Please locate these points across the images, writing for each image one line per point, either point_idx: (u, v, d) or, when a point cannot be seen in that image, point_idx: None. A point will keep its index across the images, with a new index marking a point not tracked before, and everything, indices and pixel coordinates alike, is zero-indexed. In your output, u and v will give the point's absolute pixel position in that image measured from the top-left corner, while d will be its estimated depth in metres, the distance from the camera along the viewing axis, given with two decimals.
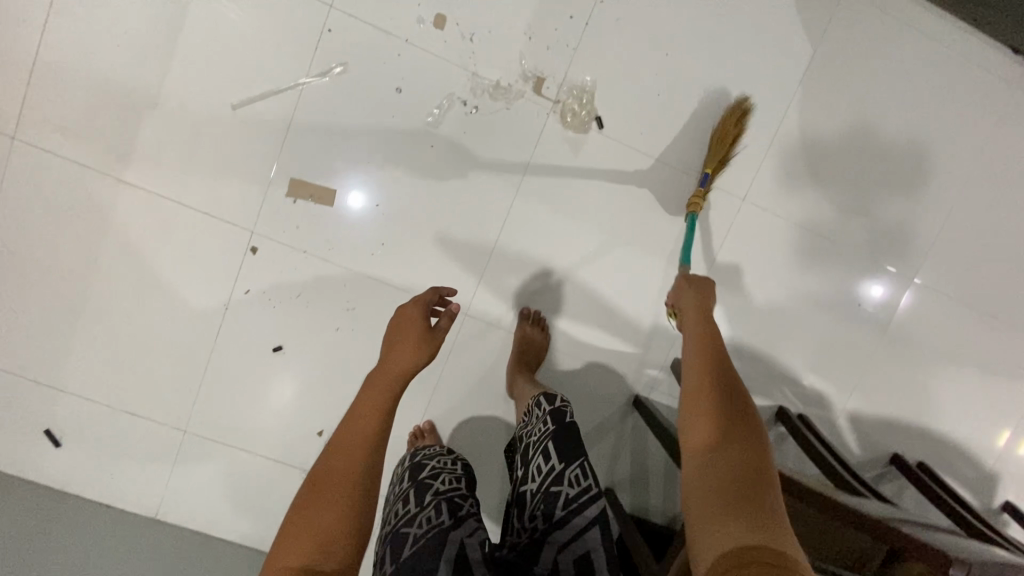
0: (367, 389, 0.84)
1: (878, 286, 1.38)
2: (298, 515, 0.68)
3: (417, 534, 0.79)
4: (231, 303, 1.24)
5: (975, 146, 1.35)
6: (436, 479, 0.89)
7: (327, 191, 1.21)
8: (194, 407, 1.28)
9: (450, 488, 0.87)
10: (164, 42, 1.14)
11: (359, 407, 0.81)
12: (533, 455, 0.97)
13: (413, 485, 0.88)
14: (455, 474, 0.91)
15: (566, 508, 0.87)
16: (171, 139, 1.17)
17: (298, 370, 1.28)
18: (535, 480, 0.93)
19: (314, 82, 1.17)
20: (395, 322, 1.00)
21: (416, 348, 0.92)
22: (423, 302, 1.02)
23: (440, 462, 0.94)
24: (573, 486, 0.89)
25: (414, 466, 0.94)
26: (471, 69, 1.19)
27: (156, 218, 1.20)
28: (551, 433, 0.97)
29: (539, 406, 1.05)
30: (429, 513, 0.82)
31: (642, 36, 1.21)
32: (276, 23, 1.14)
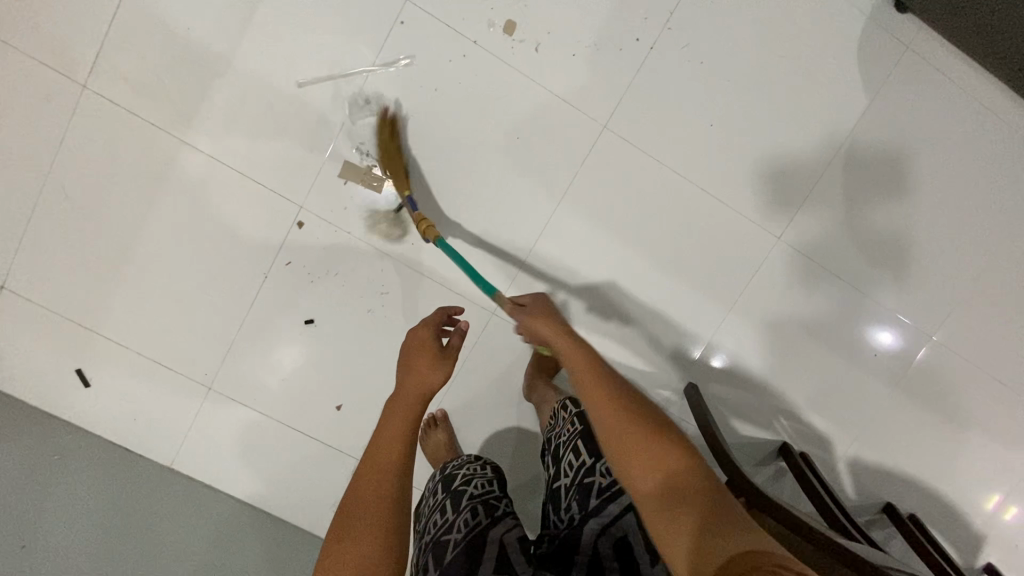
0: (388, 413, 0.87)
1: (885, 334, 1.41)
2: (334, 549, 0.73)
3: (457, 538, 0.90)
4: (271, 272, 1.28)
5: (1008, 216, 1.37)
6: (470, 484, 0.99)
7: (379, 176, 1.24)
8: (222, 367, 1.32)
9: (485, 492, 0.97)
10: (240, 13, 1.16)
11: (381, 434, 0.85)
12: (564, 453, 1.05)
13: (448, 496, 0.98)
14: (487, 476, 1.01)
15: (601, 496, 0.95)
16: (235, 106, 1.20)
17: (325, 345, 1.32)
18: (567, 475, 1.01)
19: (380, 71, 1.19)
20: (408, 342, 0.99)
21: (432, 369, 0.93)
22: (433, 323, 1.02)
23: (470, 468, 1.04)
24: (605, 477, 0.97)
25: (447, 477, 1.04)
26: (532, 78, 1.21)
27: (211, 180, 1.23)
28: (579, 433, 1.05)
29: (563, 408, 1.13)
30: (466, 516, 0.92)
31: (704, 67, 1.23)
32: (350, 9, 1.17)
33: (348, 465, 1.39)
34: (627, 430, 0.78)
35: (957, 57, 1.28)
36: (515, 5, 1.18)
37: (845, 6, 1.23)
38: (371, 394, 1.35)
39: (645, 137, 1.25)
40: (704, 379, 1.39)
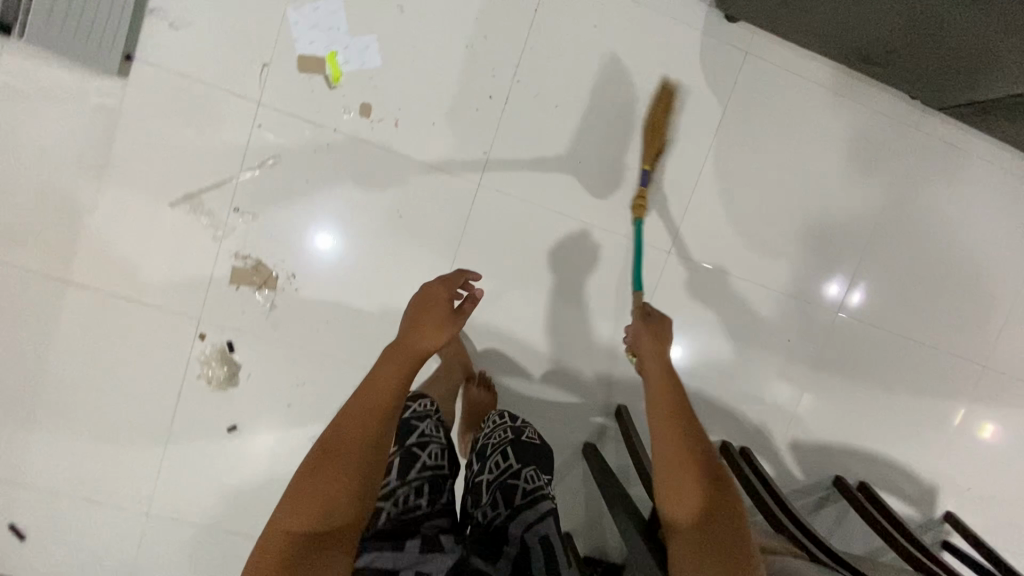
0: (387, 360, 0.81)
1: (837, 285, 1.46)
2: (306, 479, 0.70)
3: (392, 509, 0.89)
4: (185, 388, 1.28)
5: (880, 185, 1.43)
6: (423, 451, 1.01)
7: (269, 274, 1.25)
8: (157, 490, 1.31)
9: (434, 466, 1.00)
10: (100, 149, 1.18)
11: (374, 377, 0.79)
12: (492, 455, 1.09)
13: (400, 452, 1.00)
14: (440, 448, 1.04)
15: (525, 497, 0.96)
16: (115, 236, 1.21)
17: (255, 446, 1.32)
18: (493, 472, 1.04)
19: (248, 175, 1.22)
20: (418, 298, 0.92)
21: (440, 329, 0.87)
22: (448, 286, 0.95)
23: (428, 428, 1.07)
24: (529, 481, 1.00)
25: (404, 427, 1.06)
26: (399, 152, 1.25)
27: (106, 312, 1.24)
28: (510, 440, 1.10)
29: (500, 417, 1.20)
30: (409, 490, 0.93)
31: (561, 109, 1.28)
32: (207, 124, 1.19)
33: None
34: (681, 455, 0.80)
35: (797, 50, 1.35)
36: (366, 87, 1.21)
37: (680, 27, 1.29)
38: None
39: (520, 184, 1.29)
40: (635, 399, 1.41)
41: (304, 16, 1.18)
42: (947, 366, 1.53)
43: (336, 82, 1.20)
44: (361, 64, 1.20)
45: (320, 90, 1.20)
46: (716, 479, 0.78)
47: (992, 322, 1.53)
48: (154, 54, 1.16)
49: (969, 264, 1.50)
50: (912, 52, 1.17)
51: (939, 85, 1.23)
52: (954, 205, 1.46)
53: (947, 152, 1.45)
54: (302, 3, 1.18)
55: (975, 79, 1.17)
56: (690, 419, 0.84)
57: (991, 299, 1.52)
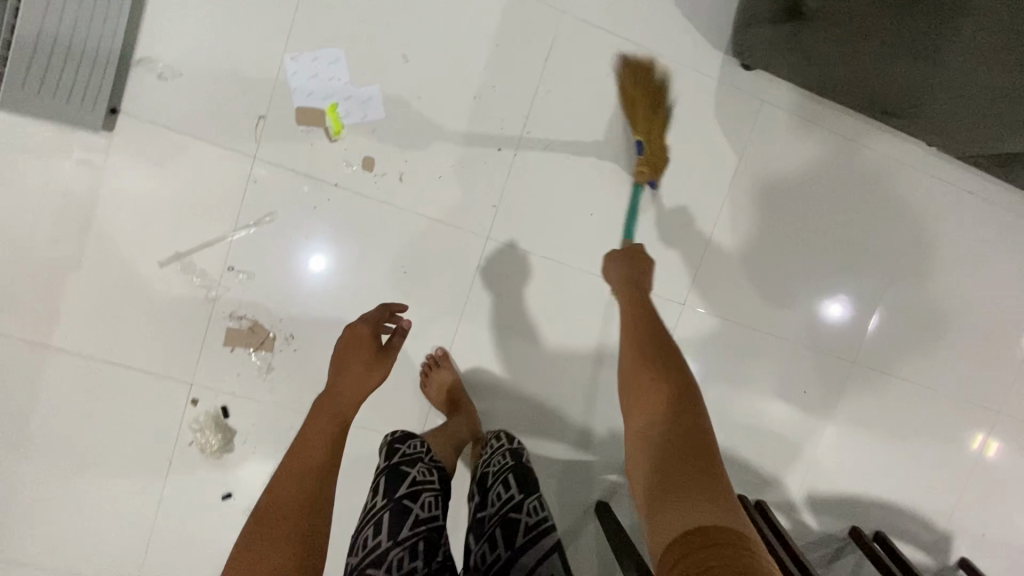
0: (314, 414, 0.83)
1: (838, 304, 1.40)
2: (245, 551, 0.65)
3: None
4: (176, 456, 1.20)
5: (891, 227, 1.40)
6: (416, 502, 0.88)
7: (266, 335, 1.18)
8: (144, 564, 1.23)
9: (429, 518, 0.86)
10: (84, 205, 1.10)
11: (306, 432, 0.80)
12: (492, 484, 0.97)
13: (390, 507, 0.86)
14: (434, 494, 0.91)
15: (528, 534, 0.86)
16: (100, 297, 1.13)
17: (247, 514, 1.24)
18: (494, 505, 0.92)
19: (243, 234, 1.15)
20: (345, 335, 0.98)
21: (370, 369, 0.93)
22: (375, 319, 1.01)
23: (420, 473, 0.94)
24: (531, 514, 0.89)
25: (391, 476, 0.92)
26: (402, 205, 1.18)
27: (91, 378, 1.16)
28: (511, 466, 0.98)
29: (495, 441, 1.07)
30: (401, 554, 0.80)
31: (572, 160, 1.23)
32: (200, 179, 1.12)
33: None
34: (645, 376, 0.80)
35: (810, 97, 1.32)
36: (368, 138, 1.15)
37: (693, 75, 1.26)
38: None
39: (529, 237, 1.23)
40: None
41: (303, 66, 1.12)
42: (959, 410, 1.50)
43: (337, 134, 1.14)
44: (364, 115, 1.14)
45: (320, 143, 1.14)
46: (679, 384, 0.78)
47: (1003, 365, 1.50)
48: (144, 108, 1.09)
49: (980, 308, 1.47)
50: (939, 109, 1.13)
51: (963, 139, 1.19)
52: (965, 248, 1.44)
53: (959, 195, 1.42)
54: (301, 53, 1.12)
55: (998, 138, 1.12)
56: (658, 329, 0.86)
57: (1003, 342, 1.49)
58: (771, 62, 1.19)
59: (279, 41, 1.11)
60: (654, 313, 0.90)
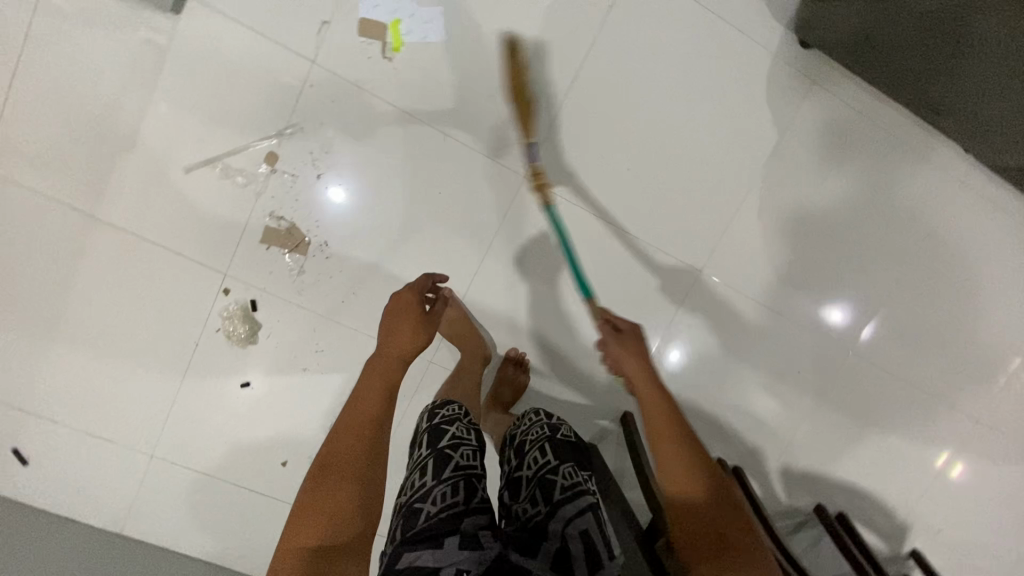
0: (368, 374, 0.87)
1: (838, 309, 1.46)
2: (307, 498, 0.73)
3: (431, 510, 0.81)
4: (203, 340, 1.27)
5: (901, 235, 1.44)
6: (457, 452, 0.90)
7: (302, 238, 1.23)
8: (163, 435, 1.31)
9: (470, 465, 0.88)
10: (144, 85, 1.13)
11: (360, 391, 0.84)
12: (528, 449, 0.97)
13: (433, 454, 0.89)
14: (474, 447, 0.92)
15: (563, 493, 0.86)
16: (149, 177, 1.17)
17: (264, 405, 1.32)
18: (530, 468, 0.93)
19: (267, 142, 1.18)
20: (389, 304, 0.99)
21: (416, 331, 0.93)
22: (419, 287, 1.01)
23: (459, 429, 0.95)
24: (566, 478, 0.88)
25: (433, 430, 0.95)
26: (448, 131, 1.22)
27: (132, 254, 1.21)
28: (548, 435, 0.98)
29: (535, 415, 1.07)
30: (445, 490, 0.83)
31: (617, 114, 1.26)
32: (257, 76, 1.15)
33: None
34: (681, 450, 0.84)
35: (858, 87, 1.34)
36: (425, 60, 1.17)
37: (749, 47, 1.27)
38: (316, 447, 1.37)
39: (564, 182, 1.27)
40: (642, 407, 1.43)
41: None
42: (940, 413, 1.57)
43: (396, 52, 1.16)
44: (425, 37, 1.16)
45: (377, 57, 1.16)
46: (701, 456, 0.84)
47: (989, 377, 1.57)
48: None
49: (979, 319, 1.52)
50: (982, 114, 1.16)
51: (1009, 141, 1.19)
52: (975, 261, 1.48)
53: (980, 207, 1.45)
54: None
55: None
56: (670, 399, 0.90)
57: (994, 355, 1.55)
58: (820, 27, 1.20)
59: None
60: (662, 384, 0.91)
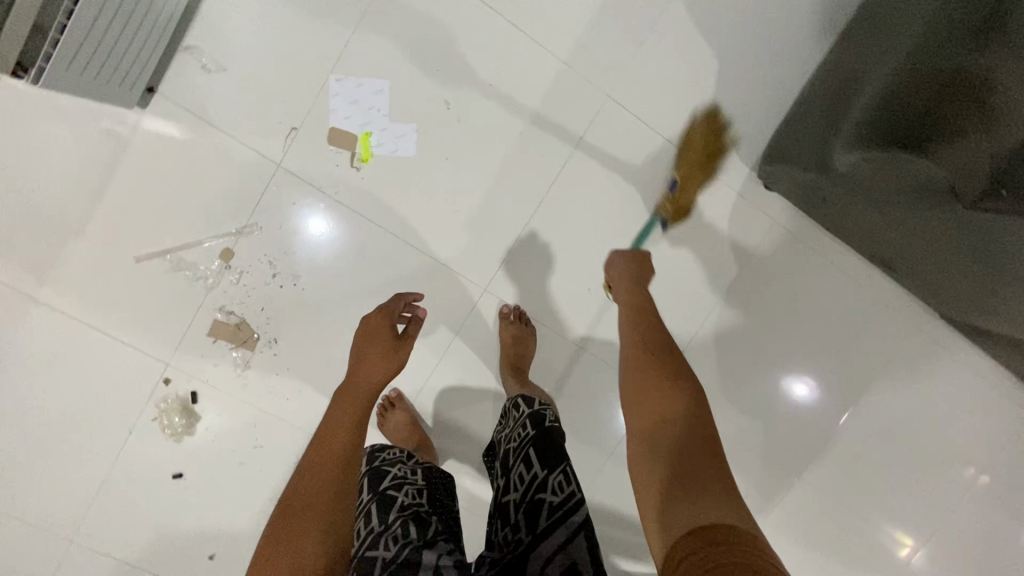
0: (335, 405, 0.82)
1: (801, 384, 1.41)
2: (269, 554, 0.66)
3: (387, 556, 0.71)
4: (137, 428, 1.22)
5: (852, 356, 1.41)
6: (401, 491, 0.83)
7: (250, 333, 1.20)
8: (83, 522, 1.25)
9: (417, 503, 0.81)
10: (100, 174, 1.11)
11: (327, 424, 0.79)
12: (514, 464, 0.84)
13: (376, 499, 0.81)
14: (419, 486, 0.85)
15: (551, 518, 0.73)
16: (95, 264, 1.14)
17: (195, 497, 1.27)
18: (518, 489, 0.80)
19: (222, 240, 1.16)
20: (361, 327, 0.95)
21: (385, 361, 0.88)
22: (393, 309, 0.98)
23: (402, 471, 0.89)
24: (556, 493, 0.75)
25: (374, 474, 0.87)
26: (409, 241, 1.20)
27: (70, 337, 1.17)
28: (532, 440, 0.85)
29: (517, 409, 0.94)
30: (395, 531, 0.75)
31: (582, 235, 1.25)
32: (219, 174, 1.13)
33: None
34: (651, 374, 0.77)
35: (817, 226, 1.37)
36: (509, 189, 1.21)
37: (715, 183, 1.30)
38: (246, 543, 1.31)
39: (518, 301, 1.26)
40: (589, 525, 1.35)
41: (351, 87, 1.14)
42: None
43: (365, 159, 1.16)
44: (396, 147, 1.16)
45: (344, 166, 1.16)
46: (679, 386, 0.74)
47: (969, 531, 1.45)
48: (184, 94, 1.10)
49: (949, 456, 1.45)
50: (922, 283, 1.18)
51: (948, 309, 1.21)
52: (937, 397, 1.43)
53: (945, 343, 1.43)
54: (346, 76, 1.14)
55: (954, 301, 1.16)
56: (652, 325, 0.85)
57: (978, 510, 1.44)
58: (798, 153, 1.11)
59: (330, 60, 1.13)
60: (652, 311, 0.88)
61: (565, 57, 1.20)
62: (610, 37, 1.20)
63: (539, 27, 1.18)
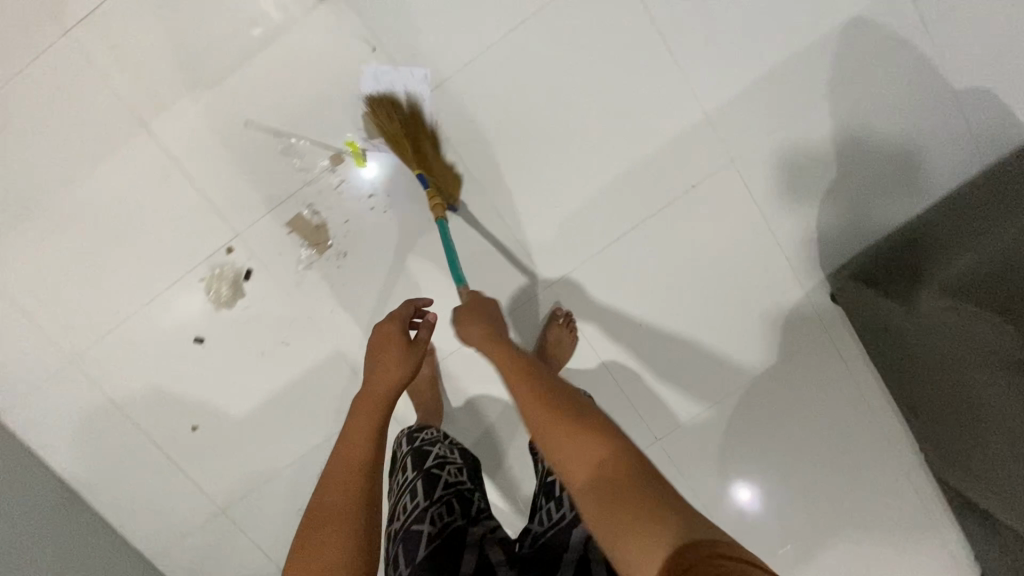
0: (354, 411, 0.82)
1: (742, 490, 1.37)
2: (296, 562, 0.66)
3: (432, 531, 0.78)
4: (180, 281, 1.24)
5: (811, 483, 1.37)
6: (444, 470, 0.90)
7: (324, 238, 1.23)
8: (91, 347, 1.26)
9: (458, 481, 0.89)
10: (254, 43, 1.16)
11: (345, 435, 0.79)
12: None
13: (421, 477, 0.88)
14: (459, 465, 0.93)
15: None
16: (212, 119, 1.18)
17: (206, 368, 1.29)
18: None
19: (339, 145, 1.20)
20: (373, 338, 0.92)
21: (401, 363, 0.88)
22: (404, 317, 0.95)
23: (443, 450, 0.96)
24: None
25: (418, 453, 0.95)
26: (501, 217, 1.27)
27: (158, 173, 1.19)
28: None
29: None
30: (440, 509, 0.82)
31: (653, 274, 1.30)
32: (360, 87, 1.18)
33: (179, 483, 1.35)
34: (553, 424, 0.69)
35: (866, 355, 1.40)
36: (608, 208, 1.27)
37: (795, 276, 1.30)
38: (231, 429, 1.33)
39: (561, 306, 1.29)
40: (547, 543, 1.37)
41: (415, 79, 1.19)
42: None
43: (400, 155, 1.16)
44: (431, 152, 1.17)
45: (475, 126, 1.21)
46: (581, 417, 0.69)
47: None
48: (362, 6, 1.16)
49: None
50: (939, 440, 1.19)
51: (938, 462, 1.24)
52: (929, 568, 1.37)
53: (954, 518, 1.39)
54: (510, 50, 1.20)
55: (959, 474, 1.18)
56: (529, 369, 0.79)
57: None
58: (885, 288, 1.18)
59: (501, 29, 1.19)
60: (526, 362, 0.81)
61: (708, 110, 1.24)
62: (755, 106, 1.24)
63: (696, 75, 1.23)
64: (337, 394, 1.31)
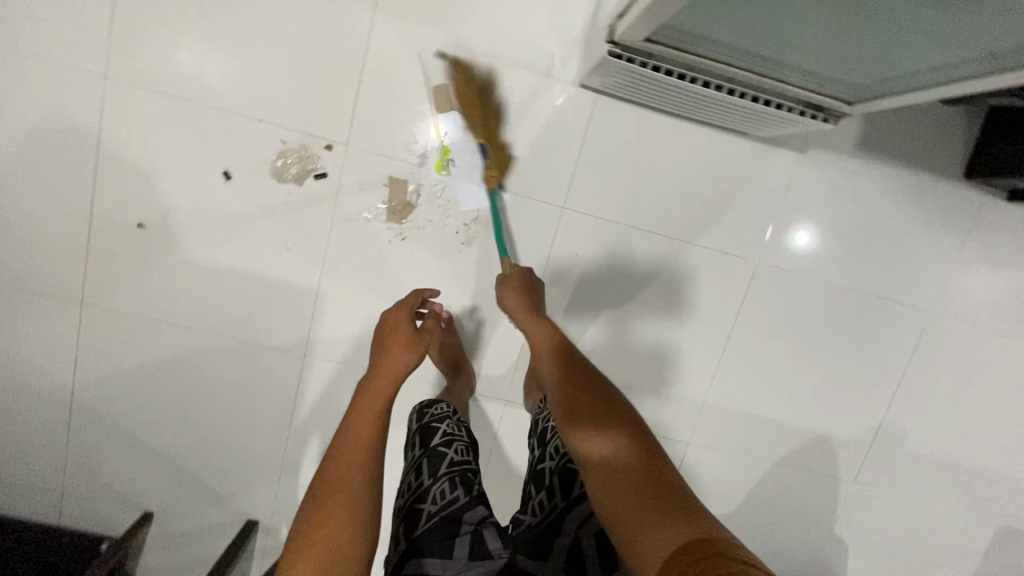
0: (361, 397, 0.83)
1: None
2: (307, 525, 0.68)
3: (432, 510, 0.82)
4: (266, 124, 1.19)
5: None
6: (450, 448, 0.91)
7: (403, 213, 1.25)
8: (137, 88, 1.16)
9: (464, 460, 0.89)
10: (507, 53, 1.21)
11: (352, 414, 0.81)
12: (551, 438, 0.98)
13: (425, 455, 0.90)
14: (467, 443, 0.94)
15: (583, 486, 0.86)
16: (422, 62, 1.20)
17: (205, 196, 1.21)
18: (553, 459, 0.93)
19: (484, 171, 1.25)
20: (381, 326, 1.01)
21: (406, 351, 0.94)
22: (408, 307, 1.05)
23: (450, 426, 0.97)
24: None
25: (425, 429, 0.96)
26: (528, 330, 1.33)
27: (343, 49, 1.18)
28: None
29: None
30: (442, 487, 0.84)
31: None
32: (539, 157, 1.26)
33: (73, 247, 1.21)
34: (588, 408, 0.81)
35: None
36: None
37: None
38: (167, 254, 1.23)
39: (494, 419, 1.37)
40: None
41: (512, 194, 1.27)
42: None
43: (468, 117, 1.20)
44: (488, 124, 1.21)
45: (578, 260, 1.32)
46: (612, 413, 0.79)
47: None
48: (597, 115, 1.26)
49: None
50: None
51: None
52: None
53: None
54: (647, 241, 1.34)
55: None
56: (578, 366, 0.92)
57: None
58: None
59: (657, 225, 1.33)
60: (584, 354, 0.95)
61: (708, 401, 1.44)
62: (733, 425, 1.46)
63: (726, 374, 1.43)
64: (282, 320, 1.28)
